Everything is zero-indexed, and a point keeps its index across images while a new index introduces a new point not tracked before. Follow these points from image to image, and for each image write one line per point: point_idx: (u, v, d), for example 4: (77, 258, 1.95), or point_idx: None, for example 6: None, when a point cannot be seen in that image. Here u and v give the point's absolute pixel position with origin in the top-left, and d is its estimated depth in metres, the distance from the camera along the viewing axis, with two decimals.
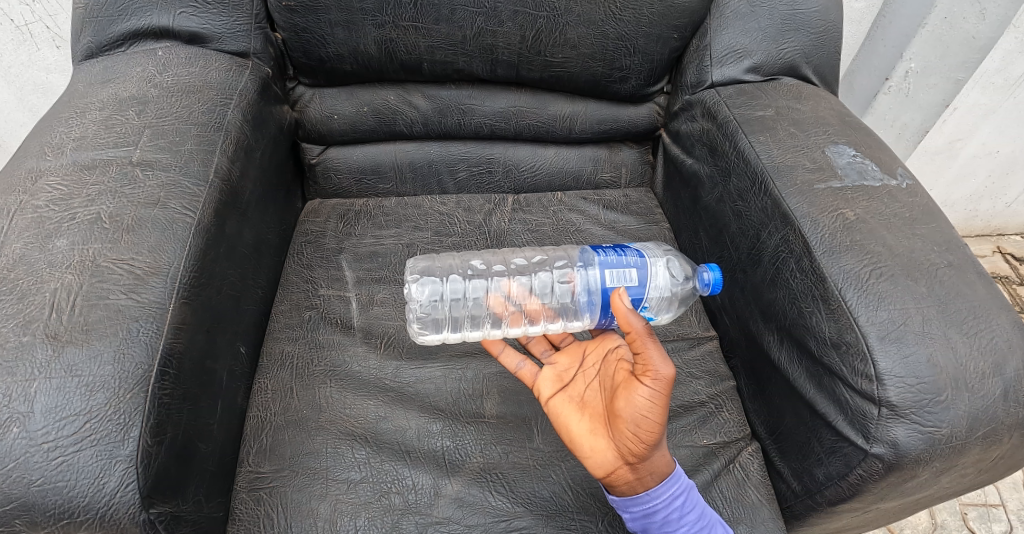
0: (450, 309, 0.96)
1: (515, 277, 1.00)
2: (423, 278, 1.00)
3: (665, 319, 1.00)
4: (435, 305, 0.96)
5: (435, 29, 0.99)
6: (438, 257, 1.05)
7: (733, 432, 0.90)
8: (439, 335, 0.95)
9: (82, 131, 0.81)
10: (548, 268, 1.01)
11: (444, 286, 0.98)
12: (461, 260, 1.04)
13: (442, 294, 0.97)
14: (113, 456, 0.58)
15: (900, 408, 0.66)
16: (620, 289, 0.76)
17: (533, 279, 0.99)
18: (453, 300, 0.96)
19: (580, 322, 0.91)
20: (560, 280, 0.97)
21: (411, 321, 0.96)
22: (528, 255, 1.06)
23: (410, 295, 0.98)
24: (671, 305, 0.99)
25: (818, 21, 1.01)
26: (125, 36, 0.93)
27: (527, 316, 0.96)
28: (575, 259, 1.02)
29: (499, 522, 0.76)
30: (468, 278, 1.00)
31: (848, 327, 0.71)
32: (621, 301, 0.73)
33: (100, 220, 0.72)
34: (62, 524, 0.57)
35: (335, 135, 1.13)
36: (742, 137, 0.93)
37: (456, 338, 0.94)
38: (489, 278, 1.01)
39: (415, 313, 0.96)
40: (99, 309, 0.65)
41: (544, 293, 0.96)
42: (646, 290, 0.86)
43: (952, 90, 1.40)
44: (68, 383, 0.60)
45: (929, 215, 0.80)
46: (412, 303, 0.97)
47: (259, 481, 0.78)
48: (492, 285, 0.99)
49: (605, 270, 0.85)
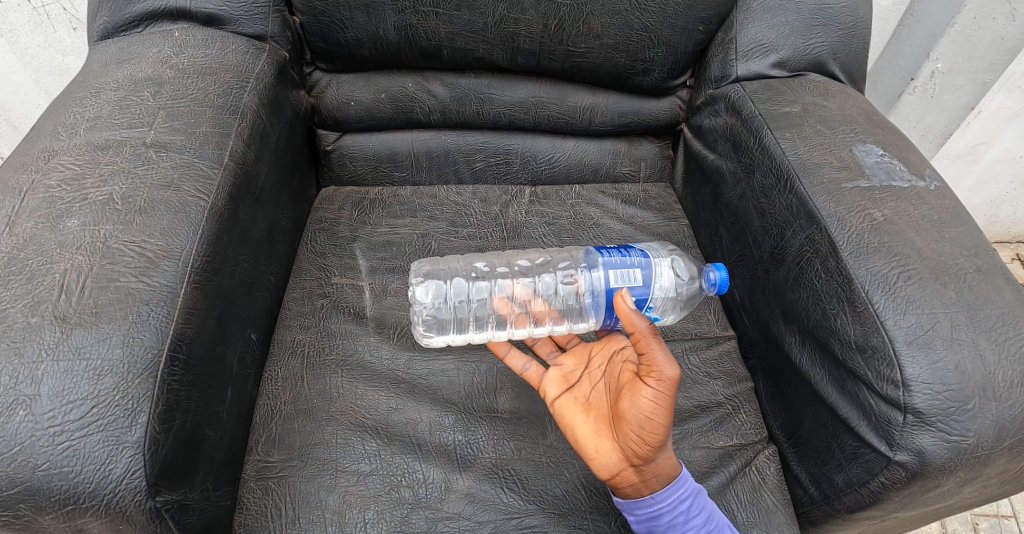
0: (455, 310, 0.93)
1: (518, 279, 0.98)
2: (428, 281, 0.96)
3: (671, 321, 0.97)
4: (441, 306, 0.93)
5: (456, 15, 0.97)
6: (442, 262, 1.01)
7: (750, 434, 0.88)
8: (445, 337, 0.91)
9: (96, 111, 0.80)
10: (552, 270, 0.98)
11: (449, 286, 0.95)
12: (465, 263, 1.00)
13: (446, 294, 0.94)
14: (120, 442, 0.57)
15: (926, 415, 0.64)
16: (623, 290, 0.74)
17: (537, 281, 0.97)
18: (458, 301, 0.93)
19: (586, 323, 0.90)
20: (564, 281, 0.95)
21: (415, 319, 0.93)
22: (531, 256, 1.03)
23: (415, 297, 0.94)
24: (675, 305, 0.97)
25: (848, 16, 0.98)
26: (142, 17, 0.92)
27: (532, 317, 0.93)
28: (579, 260, 1.00)
29: (510, 520, 0.75)
30: (472, 278, 0.97)
31: (875, 330, 0.69)
32: (623, 302, 0.71)
33: (112, 201, 0.71)
34: (66, 510, 0.56)
35: (351, 122, 1.11)
36: (768, 133, 0.91)
37: (462, 342, 0.91)
38: (493, 280, 0.98)
39: (421, 315, 0.93)
40: (109, 292, 0.63)
41: (548, 295, 0.94)
42: (650, 290, 0.84)
43: (978, 92, 1.37)
44: (75, 367, 0.59)
45: (957, 218, 0.78)
46: (417, 306, 0.94)
47: (268, 470, 0.77)
48: (496, 287, 0.96)
49: (609, 270, 0.83)
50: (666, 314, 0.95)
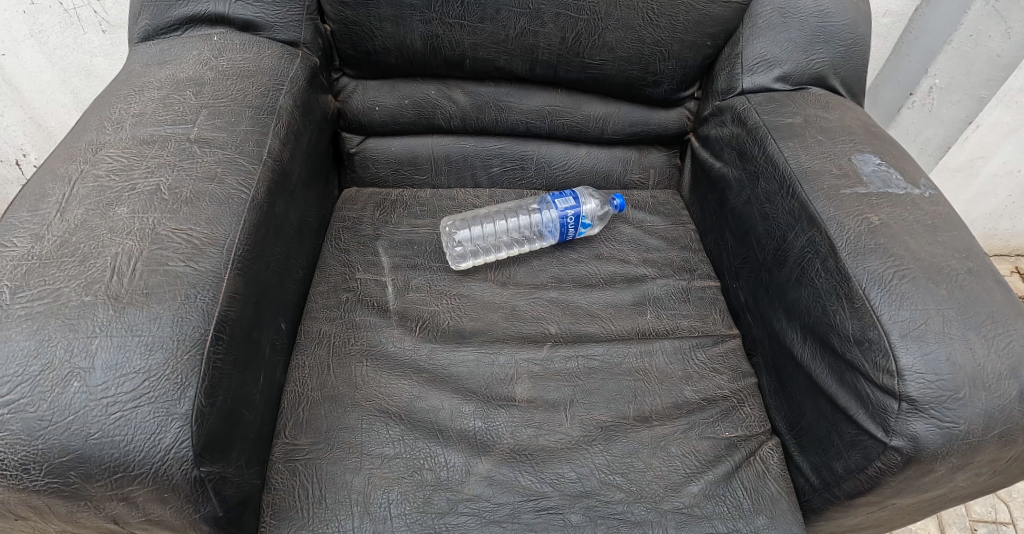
0: (476, 248, 1.15)
1: (507, 223, 1.18)
2: (464, 229, 1.16)
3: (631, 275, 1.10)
4: (468, 246, 1.15)
5: (480, 27, 1.03)
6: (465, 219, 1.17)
7: (755, 427, 0.92)
8: (469, 262, 1.09)
9: (141, 107, 0.85)
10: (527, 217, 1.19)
11: (477, 233, 1.17)
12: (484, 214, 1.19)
13: (474, 238, 1.16)
14: (169, 413, 0.60)
15: (920, 402, 0.68)
16: None
17: (516, 225, 1.18)
18: (479, 240, 1.17)
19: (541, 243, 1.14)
20: (529, 223, 1.18)
21: (443, 223, 1.15)
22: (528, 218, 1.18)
23: (455, 237, 1.15)
24: (598, 224, 1.18)
25: (848, 33, 1.04)
26: (182, 21, 0.97)
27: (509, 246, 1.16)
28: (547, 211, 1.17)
29: (528, 501, 0.79)
30: (493, 214, 1.19)
31: (871, 324, 0.74)
32: None
33: (160, 191, 0.75)
34: (116, 478, 0.59)
35: (375, 126, 1.16)
36: (772, 142, 0.96)
37: (479, 263, 1.08)
38: (495, 222, 1.18)
39: (459, 249, 1.13)
40: (159, 274, 0.68)
41: (518, 234, 1.18)
42: (580, 207, 1.10)
43: (975, 107, 1.44)
44: (128, 341, 0.62)
45: (950, 223, 0.83)
46: (456, 243, 1.14)
47: (295, 453, 0.81)
48: (496, 230, 1.18)
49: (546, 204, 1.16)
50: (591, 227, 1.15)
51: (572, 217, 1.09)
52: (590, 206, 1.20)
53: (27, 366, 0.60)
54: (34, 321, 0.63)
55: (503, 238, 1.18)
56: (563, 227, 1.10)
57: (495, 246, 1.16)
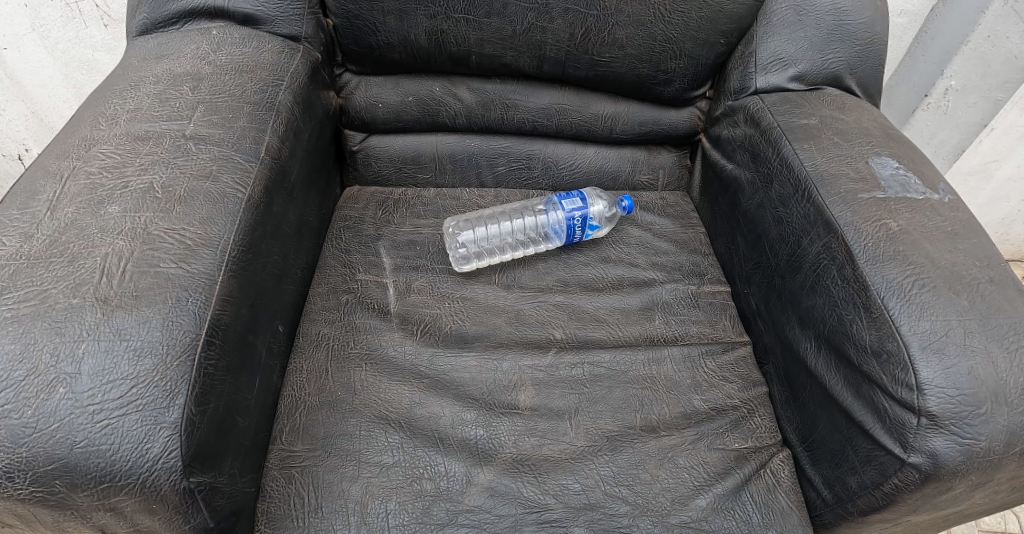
0: (481, 249, 1.13)
1: (512, 224, 1.16)
2: (468, 231, 1.14)
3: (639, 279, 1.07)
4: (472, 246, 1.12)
5: (486, 22, 1.00)
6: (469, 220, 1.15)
7: (765, 438, 0.89)
8: (474, 263, 1.06)
9: (136, 103, 0.82)
10: (531, 218, 1.17)
11: (481, 234, 1.15)
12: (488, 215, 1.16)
13: (478, 239, 1.14)
14: (158, 422, 0.58)
15: (940, 418, 0.65)
16: None
17: (521, 226, 1.16)
18: (483, 241, 1.14)
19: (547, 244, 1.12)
20: (534, 224, 1.16)
21: (447, 223, 1.12)
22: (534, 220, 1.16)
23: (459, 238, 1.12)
24: (605, 226, 1.15)
25: (864, 32, 1.00)
26: (181, 15, 0.95)
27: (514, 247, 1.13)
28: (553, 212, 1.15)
29: (531, 514, 0.76)
30: (498, 214, 1.16)
31: (890, 335, 0.71)
32: None
33: (153, 190, 0.73)
34: (101, 488, 0.57)
35: (378, 123, 1.14)
36: (787, 144, 0.93)
37: (484, 264, 1.06)
38: (500, 224, 1.16)
39: (463, 250, 1.11)
40: (149, 276, 0.65)
41: (524, 235, 1.16)
42: (587, 208, 1.08)
43: (992, 110, 1.41)
44: (116, 346, 0.60)
45: (971, 230, 0.80)
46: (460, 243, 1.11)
47: (292, 459, 0.78)
48: (501, 231, 1.16)
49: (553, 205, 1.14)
50: (598, 229, 1.13)
51: (579, 217, 1.06)
52: (597, 207, 1.17)
53: (11, 371, 0.58)
54: (20, 324, 0.60)
55: (508, 239, 1.15)
56: (570, 229, 1.07)
57: (499, 247, 1.14)
